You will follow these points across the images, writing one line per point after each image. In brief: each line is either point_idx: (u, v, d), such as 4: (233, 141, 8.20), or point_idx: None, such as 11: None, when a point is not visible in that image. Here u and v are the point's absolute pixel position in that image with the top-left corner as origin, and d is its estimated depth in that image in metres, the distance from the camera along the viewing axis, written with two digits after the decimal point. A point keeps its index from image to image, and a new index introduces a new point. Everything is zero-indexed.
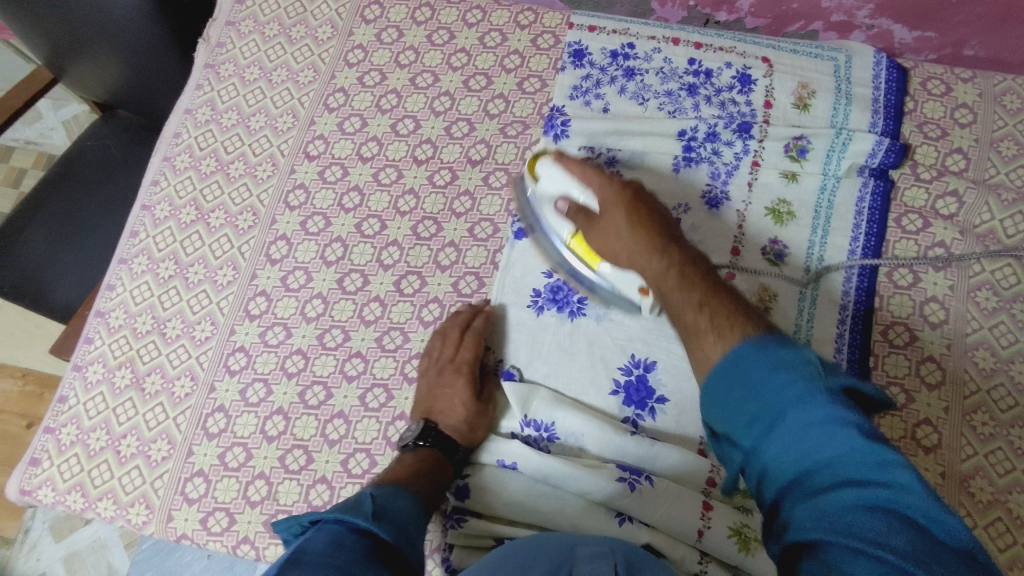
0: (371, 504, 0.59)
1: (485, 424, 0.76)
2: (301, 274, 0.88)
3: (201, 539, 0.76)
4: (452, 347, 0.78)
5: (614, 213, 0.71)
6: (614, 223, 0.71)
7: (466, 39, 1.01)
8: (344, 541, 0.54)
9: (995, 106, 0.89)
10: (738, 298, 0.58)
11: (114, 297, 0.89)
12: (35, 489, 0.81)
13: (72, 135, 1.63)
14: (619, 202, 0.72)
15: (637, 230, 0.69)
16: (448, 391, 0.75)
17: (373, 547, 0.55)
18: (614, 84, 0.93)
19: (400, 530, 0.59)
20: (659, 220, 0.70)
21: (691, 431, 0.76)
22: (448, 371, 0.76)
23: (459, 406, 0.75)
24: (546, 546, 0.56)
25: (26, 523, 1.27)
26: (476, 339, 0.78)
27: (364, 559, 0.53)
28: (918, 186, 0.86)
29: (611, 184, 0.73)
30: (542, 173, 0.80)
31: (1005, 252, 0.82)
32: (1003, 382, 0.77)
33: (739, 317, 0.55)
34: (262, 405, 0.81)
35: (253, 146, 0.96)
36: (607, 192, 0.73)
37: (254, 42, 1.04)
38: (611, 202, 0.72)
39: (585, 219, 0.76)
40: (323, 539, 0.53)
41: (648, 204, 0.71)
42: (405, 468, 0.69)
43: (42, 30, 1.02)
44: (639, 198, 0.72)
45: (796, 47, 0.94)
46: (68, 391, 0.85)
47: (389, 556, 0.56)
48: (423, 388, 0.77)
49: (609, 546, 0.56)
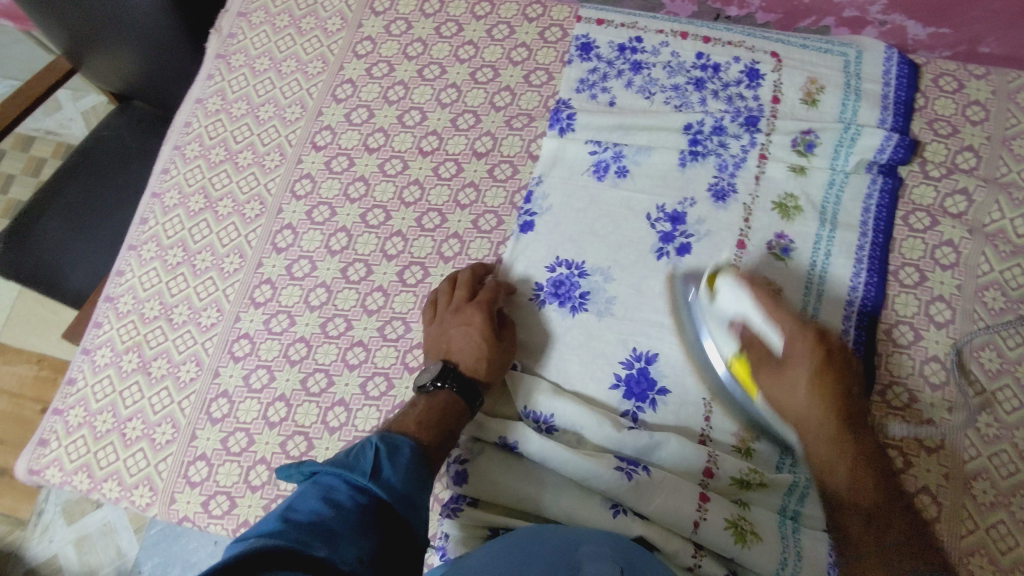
0: (372, 458, 0.59)
1: (502, 360, 0.76)
2: (305, 263, 0.89)
3: (203, 522, 0.77)
4: (465, 291, 0.80)
5: (801, 372, 0.68)
6: (796, 393, 0.68)
7: (474, 32, 1.01)
8: (338, 497, 0.55)
9: (1008, 104, 0.88)
10: (910, 512, 0.63)
11: (123, 283, 0.91)
12: (43, 469, 0.83)
13: (90, 125, 1.66)
14: (813, 365, 0.68)
15: (820, 408, 0.67)
16: (464, 328, 0.76)
17: (368, 508, 0.56)
18: (620, 78, 0.93)
19: (399, 491, 0.59)
20: (849, 395, 0.68)
21: (692, 422, 0.76)
22: (463, 311, 0.78)
23: (476, 338, 0.75)
24: (546, 542, 0.57)
25: (39, 505, 1.30)
26: (493, 287, 0.80)
27: (357, 520, 0.54)
28: (927, 184, 0.85)
29: (807, 342, 0.68)
30: (725, 290, 0.73)
31: (1015, 252, 0.80)
32: (1009, 383, 0.76)
33: (915, 540, 0.60)
34: (264, 391, 0.82)
35: (262, 136, 0.97)
36: (796, 349, 0.69)
37: (264, 33, 1.05)
38: (798, 363, 0.68)
39: (760, 359, 0.71)
40: (316, 495, 0.55)
41: (837, 376, 0.68)
42: (416, 418, 0.69)
43: (64, 19, 1.04)
44: (832, 364, 0.68)
45: (805, 42, 0.93)
46: (77, 373, 0.87)
47: (383, 517, 0.57)
48: (438, 331, 0.78)
49: (610, 547, 0.56)
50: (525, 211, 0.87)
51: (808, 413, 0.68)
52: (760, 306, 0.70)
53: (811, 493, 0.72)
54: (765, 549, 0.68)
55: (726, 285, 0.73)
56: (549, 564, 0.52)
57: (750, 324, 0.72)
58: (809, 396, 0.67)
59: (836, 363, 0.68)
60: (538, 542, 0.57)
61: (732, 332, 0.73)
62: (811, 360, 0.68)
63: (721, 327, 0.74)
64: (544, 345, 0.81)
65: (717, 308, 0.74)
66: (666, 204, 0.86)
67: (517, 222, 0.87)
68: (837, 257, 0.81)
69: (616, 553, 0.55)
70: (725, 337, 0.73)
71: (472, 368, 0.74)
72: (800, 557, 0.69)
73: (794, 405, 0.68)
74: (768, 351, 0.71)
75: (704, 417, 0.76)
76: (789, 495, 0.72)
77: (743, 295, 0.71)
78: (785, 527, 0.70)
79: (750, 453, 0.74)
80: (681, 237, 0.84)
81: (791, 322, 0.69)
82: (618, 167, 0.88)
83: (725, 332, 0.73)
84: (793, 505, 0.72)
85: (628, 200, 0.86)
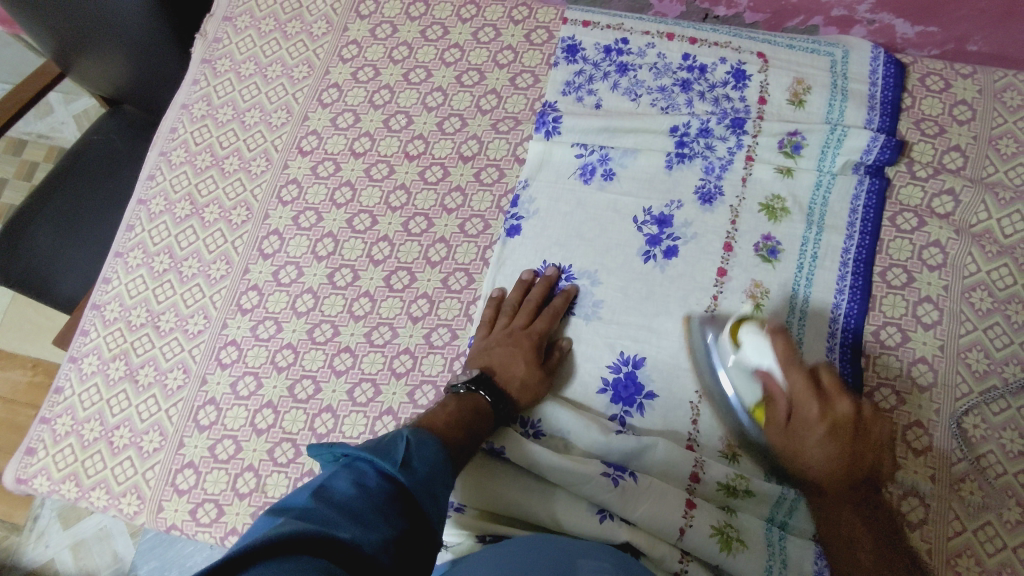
0: (403, 448, 0.58)
1: (539, 391, 0.75)
2: (292, 269, 0.89)
3: (190, 530, 0.77)
4: (524, 317, 0.79)
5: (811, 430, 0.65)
6: (808, 448, 0.66)
7: (460, 34, 1.01)
8: (367, 482, 0.54)
9: (994, 103, 0.88)
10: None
11: (110, 290, 0.91)
12: (31, 478, 0.83)
13: (82, 129, 1.65)
14: (821, 423, 0.65)
15: (830, 467, 0.65)
16: (513, 350, 0.76)
17: (394, 496, 0.55)
18: (607, 80, 0.93)
19: (424, 483, 0.58)
20: (862, 456, 0.65)
21: (679, 426, 0.76)
22: (516, 334, 0.77)
23: (520, 361, 0.75)
24: (546, 550, 0.57)
25: (34, 511, 1.30)
26: (551, 314, 0.79)
27: (384, 507, 0.53)
28: (914, 184, 0.84)
29: (816, 405, 0.65)
30: (746, 341, 0.70)
31: (1001, 252, 0.80)
32: (996, 384, 0.75)
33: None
34: (252, 398, 0.82)
35: (248, 141, 0.97)
36: (805, 410, 0.66)
37: (249, 37, 1.04)
38: (810, 421, 0.65)
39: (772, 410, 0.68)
40: (348, 478, 0.53)
41: (850, 438, 0.65)
42: (444, 416, 0.68)
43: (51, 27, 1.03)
44: (845, 427, 0.65)
45: (792, 42, 0.92)
46: (64, 382, 0.87)
47: (407, 508, 0.55)
48: (486, 345, 0.78)
49: (607, 559, 0.56)
50: (511, 215, 0.87)
51: (818, 470, 0.66)
52: (779, 361, 0.67)
53: (799, 505, 0.71)
54: (751, 556, 0.68)
55: (748, 337, 0.70)
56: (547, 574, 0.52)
57: (771, 377, 0.68)
58: (823, 464, 0.66)
59: (850, 425, 0.65)
60: (532, 549, 0.57)
61: (748, 379, 0.70)
62: (819, 424, 0.65)
63: (742, 376, 0.71)
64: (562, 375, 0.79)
65: (737, 357, 0.71)
66: (652, 206, 0.85)
67: (504, 225, 0.87)
68: (823, 257, 0.81)
69: (615, 569, 0.55)
70: (748, 385, 0.70)
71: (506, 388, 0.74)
72: (785, 565, 0.68)
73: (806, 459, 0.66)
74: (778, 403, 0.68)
75: (691, 421, 0.76)
76: (777, 505, 0.72)
77: (762, 346, 0.68)
78: (771, 534, 0.70)
79: (736, 458, 0.74)
80: (667, 240, 0.84)
81: (805, 381, 0.66)
82: (605, 169, 0.88)
83: (747, 381, 0.70)
84: (780, 514, 0.71)
85: (615, 203, 0.86)
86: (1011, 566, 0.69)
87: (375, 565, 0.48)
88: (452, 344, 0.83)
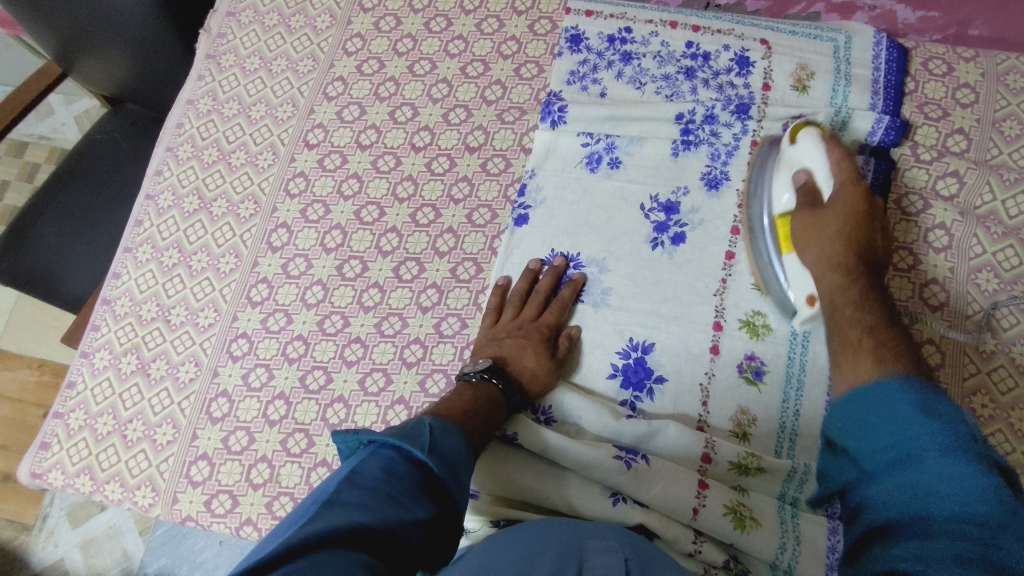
0: (428, 434, 0.58)
1: (549, 382, 0.76)
2: (301, 261, 0.89)
3: (205, 521, 0.78)
4: (534, 309, 0.79)
5: (841, 211, 0.71)
6: (834, 226, 0.70)
7: (463, 26, 1.01)
8: (396, 468, 0.54)
9: (997, 86, 0.88)
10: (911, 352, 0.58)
11: (120, 285, 0.91)
12: (45, 473, 0.83)
13: (83, 129, 1.65)
14: (854, 206, 0.70)
15: (843, 244, 0.69)
16: (523, 341, 0.76)
17: (423, 481, 0.55)
18: (611, 69, 0.93)
19: (452, 468, 0.58)
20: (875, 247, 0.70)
21: (689, 410, 0.76)
22: (526, 326, 0.78)
23: (531, 353, 0.75)
24: (558, 532, 0.58)
25: (44, 510, 1.30)
26: (560, 306, 0.80)
27: (415, 492, 0.53)
28: (919, 167, 0.85)
29: (855, 189, 0.72)
30: (802, 139, 0.77)
31: (1007, 233, 0.81)
32: (1003, 364, 0.76)
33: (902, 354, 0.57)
34: (264, 390, 0.83)
35: (254, 135, 0.97)
36: (844, 195, 0.72)
37: (254, 32, 1.05)
38: (839, 205, 0.71)
39: (809, 204, 0.74)
40: (377, 464, 0.54)
41: (868, 231, 0.70)
42: (461, 403, 0.68)
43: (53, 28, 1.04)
44: (868, 216, 0.71)
45: (795, 28, 0.93)
46: (76, 377, 0.87)
47: (436, 492, 0.56)
48: (494, 337, 0.78)
49: (617, 540, 0.57)
50: (518, 204, 0.88)
51: (836, 250, 0.69)
52: (828, 158, 0.74)
53: (810, 480, 0.72)
54: (764, 534, 0.68)
55: (804, 136, 0.77)
56: (555, 560, 0.52)
57: (812, 176, 0.75)
58: (842, 239, 0.69)
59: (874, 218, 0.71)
60: (550, 531, 0.58)
61: (791, 182, 0.77)
62: (855, 199, 0.71)
63: (784, 177, 0.78)
64: (572, 364, 0.80)
65: (788, 156, 0.78)
66: (659, 193, 0.86)
67: (511, 215, 0.88)
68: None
69: (624, 548, 0.55)
70: (787, 187, 0.77)
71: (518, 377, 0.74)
72: (799, 542, 0.69)
73: (824, 242, 0.70)
74: (818, 198, 0.74)
75: (701, 403, 0.76)
76: (788, 482, 0.72)
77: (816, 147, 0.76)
78: (783, 512, 0.71)
79: (747, 438, 0.75)
80: (675, 227, 0.84)
81: (850, 174, 0.73)
82: (611, 158, 0.88)
83: (786, 181, 0.78)
84: (791, 491, 0.72)
85: (622, 191, 0.87)
86: None
87: (407, 548, 0.50)
88: (462, 333, 0.83)
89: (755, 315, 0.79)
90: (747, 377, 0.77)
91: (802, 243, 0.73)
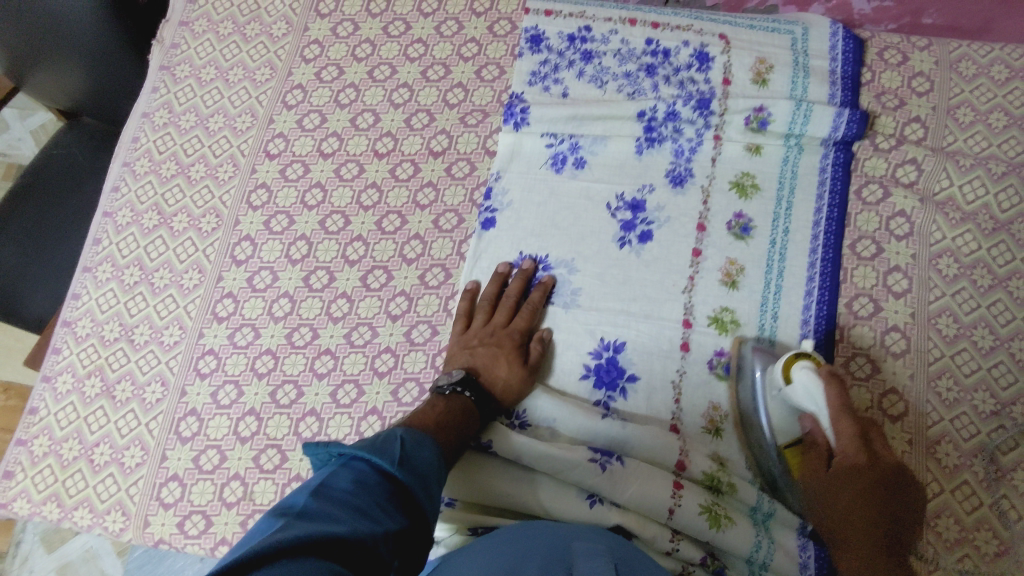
0: (399, 446, 0.58)
1: (523, 390, 0.76)
2: (266, 274, 0.88)
3: (179, 543, 0.76)
4: (505, 314, 0.79)
5: (850, 469, 0.67)
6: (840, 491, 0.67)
7: (422, 29, 1.00)
8: (367, 480, 0.54)
9: (950, 73, 0.90)
10: None
11: (80, 306, 0.89)
12: (10, 502, 0.81)
13: (39, 144, 1.61)
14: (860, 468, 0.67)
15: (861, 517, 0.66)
16: (495, 350, 0.76)
17: (394, 493, 0.55)
18: (572, 68, 0.93)
19: (422, 480, 0.58)
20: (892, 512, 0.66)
21: (663, 409, 0.77)
22: (497, 334, 0.78)
23: (504, 362, 0.75)
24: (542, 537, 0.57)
25: (16, 537, 1.27)
26: (531, 311, 0.79)
27: (385, 503, 0.53)
28: (878, 156, 0.86)
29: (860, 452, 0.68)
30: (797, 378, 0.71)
31: (964, 219, 0.82)
32: (966, 348, 0.77)
33: None
34: (233, 407, 0.82)
35: (213, 147, 0.95)
36: (849, 457, 0.68)
37: (208, 42, 1.03)
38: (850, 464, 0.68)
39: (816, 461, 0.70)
40: (348, 476, 0.53)
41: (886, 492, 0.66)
42: (434, 415, 0.68)
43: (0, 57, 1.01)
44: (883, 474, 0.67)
45: (752, 23, 0.93)
46: (38, 403, 0.85)
47: (406, 504, 0.55)
48: (467, 347, 0.77)
49: (604, 545, 0.56)
50: (485, 208, 0.87)
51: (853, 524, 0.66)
52: (828, 406, 0.69)
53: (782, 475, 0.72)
54: (740, 530, 0.69)
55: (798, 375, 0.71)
56: (539, 563, 0.52)
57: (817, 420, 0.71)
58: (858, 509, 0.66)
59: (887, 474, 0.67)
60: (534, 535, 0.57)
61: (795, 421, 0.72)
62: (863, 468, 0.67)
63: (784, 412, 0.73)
64: (545, 369, 0.80)
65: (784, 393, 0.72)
66: (625, 192, 0.86)
67: (478, 219, 0.87)
68: (802, 178, 0.85)
69: (611, 553, 0.55)
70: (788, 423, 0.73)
71: (490, 386, 0.74)
72: (774, 536, 0.70)
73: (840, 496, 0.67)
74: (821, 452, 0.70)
75: (673, 401, 0.77)
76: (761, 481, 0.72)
77: (814, 385, 0.70)
78: (758, 510, 0.71)
79: (719, 434, 0.76)
80: (641, 225, 0.84)
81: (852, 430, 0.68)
82: (575, 158, 0.88)
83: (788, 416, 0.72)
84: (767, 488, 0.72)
85: (588, 190, 0.87)
86: (988, 522, 0.71)
87: (378, 560, 0.49)
88: (433, 340, 0.82)
89: (723, 311, 0.80)
90: (718, 373, 0.78)
91: (812, 511, 0.70)
